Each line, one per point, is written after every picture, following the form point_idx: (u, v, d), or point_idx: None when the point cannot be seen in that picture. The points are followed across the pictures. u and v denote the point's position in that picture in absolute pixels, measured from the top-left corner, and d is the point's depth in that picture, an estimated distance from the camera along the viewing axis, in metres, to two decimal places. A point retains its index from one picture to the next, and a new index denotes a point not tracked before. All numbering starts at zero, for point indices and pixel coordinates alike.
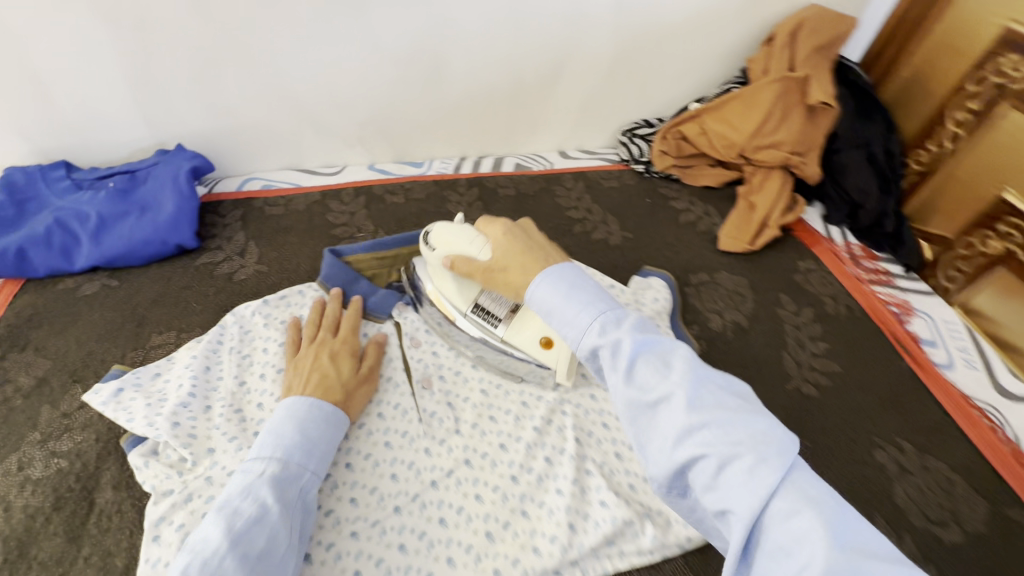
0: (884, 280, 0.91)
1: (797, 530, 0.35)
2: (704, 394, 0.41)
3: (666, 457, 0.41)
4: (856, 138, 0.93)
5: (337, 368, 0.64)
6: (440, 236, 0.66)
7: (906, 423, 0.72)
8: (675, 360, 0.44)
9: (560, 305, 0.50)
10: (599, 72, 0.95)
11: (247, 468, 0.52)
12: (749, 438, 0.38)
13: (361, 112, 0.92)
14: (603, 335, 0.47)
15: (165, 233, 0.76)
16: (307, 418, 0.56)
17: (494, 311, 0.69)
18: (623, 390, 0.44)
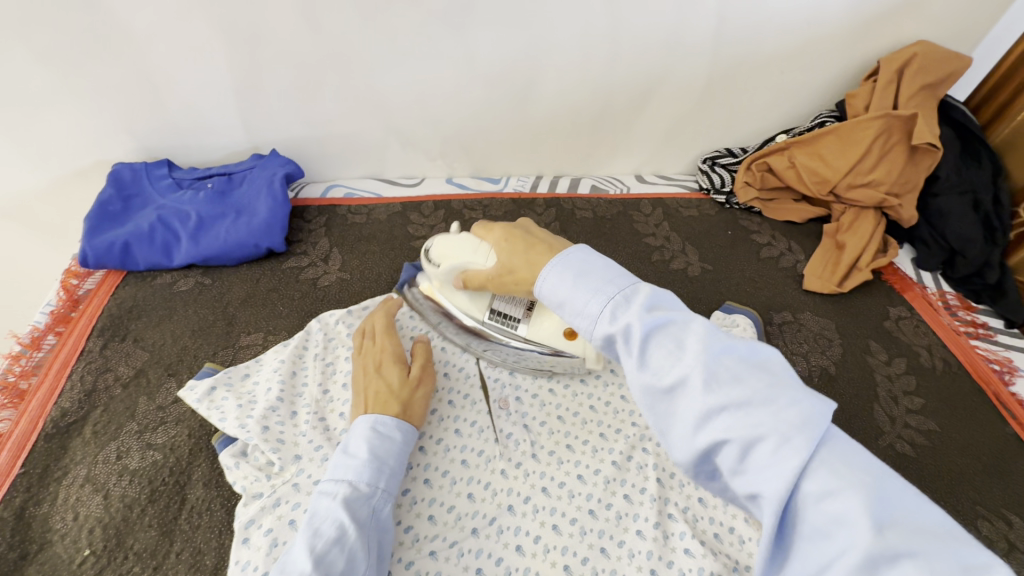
0: (982, 334, 0.85)
1: (831, 511, 0.33)
2: (719, 371, 0.38)
3: (688, 443, 0.39)
4: (961, 183, 0.89)
5: (386, 377, 0.63)
6: (440, 251, 0.67)
7: (1014, 495, 0.66)
8: (688, 338, 0.41)
9: (571, 294, 0.48)
10: (687, 98, 0.94)
11: (322, 490, 0.52)
12: (772, 417, 0.36)
13: (447, 127, 0.93)
14: (614, 321, 0.44)
15: (258, 236, 0.78)
16: (374, 435, 0.56)
17: (511, 313, 0.69)
18: (636, 375, 0.42)
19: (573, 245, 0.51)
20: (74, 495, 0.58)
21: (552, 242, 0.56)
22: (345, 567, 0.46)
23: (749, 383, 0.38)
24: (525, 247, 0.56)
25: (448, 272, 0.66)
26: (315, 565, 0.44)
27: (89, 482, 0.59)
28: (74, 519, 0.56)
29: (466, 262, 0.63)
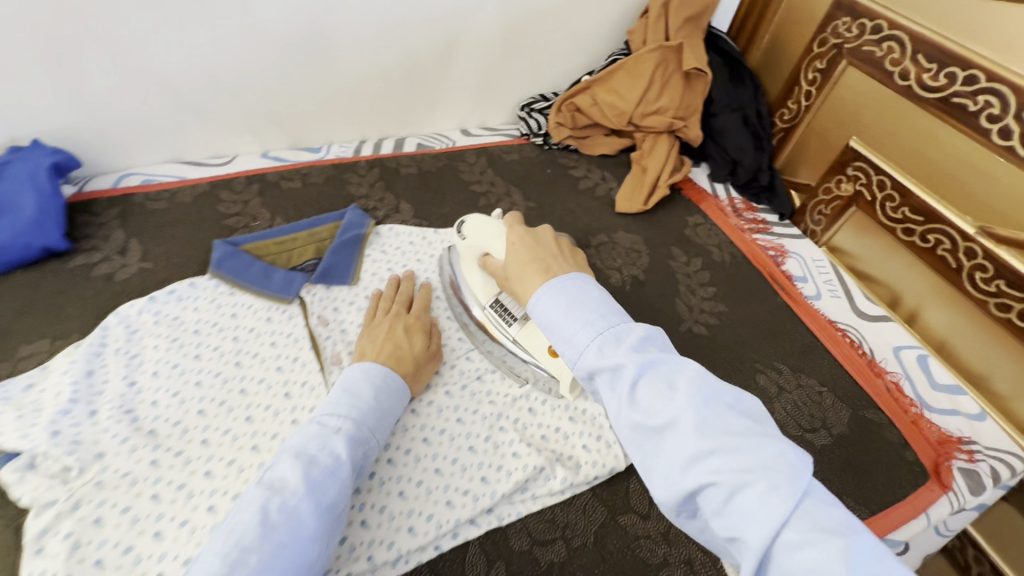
0: (762, 228, 1.00)
1: (808, 562, 0.36)
2: (711, 417, 0.43)
3: (674, 484, 0.42)
4: (731, 103, 1.03)
5: (410, 341, 0.67)
6: (473, 228, 0.71)
7: (783, 350, 0.80)
8: (679, 379, 0.45)
9: (561, 320, 0.53)
10: (490, 48, 0.97)
11: (322, 422, 0.54)
12: (760, 465, 0.40)
13: (247, 98, 0.88)
14: (602, 355, 0.49)
15: (26, 235, 0.70)
16: (382, 387, 0.60)
17: (511, 309, 0.71)
18: (624, 414, 0.46)
19: (572, 272, 0.57)
20: None
21: (560, 259, 0.61)
22: (335, 498, 0.48)
23: (735, 429, 0.42)
24: (532, 260, 0.61)
25: (477, 247, 0.71)
26: (310, 491, 0.47)
27: None
28: None
29: (487, 245, 0.69)
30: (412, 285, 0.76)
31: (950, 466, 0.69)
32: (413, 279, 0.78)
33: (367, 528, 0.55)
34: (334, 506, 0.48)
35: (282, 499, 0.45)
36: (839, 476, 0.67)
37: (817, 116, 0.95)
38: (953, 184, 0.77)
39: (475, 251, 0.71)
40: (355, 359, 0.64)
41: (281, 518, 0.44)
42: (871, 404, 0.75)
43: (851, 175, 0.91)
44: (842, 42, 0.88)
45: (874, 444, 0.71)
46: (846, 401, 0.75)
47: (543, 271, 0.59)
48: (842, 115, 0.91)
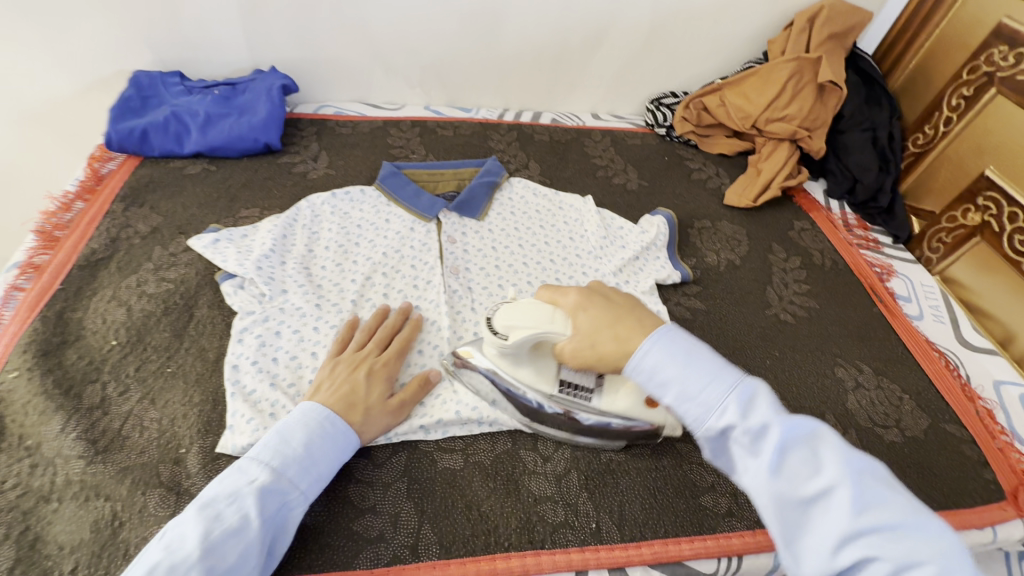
0: (872, 246, 1.01)
1: None
2: (863, 492, 0.39)
3: (823, 562, 0.39)
4: (863, 121, 1.04)
5: (370, 386, 0.63)
6: (504, 321, 0.60)
7: (868, 351, 0.82)
8: (824, 450, 0.42)
9: (681, 373, 0.47)
10: (635, 41, 1.09)
11: (241, 471, 0.52)
12: (919, 542, 0.37)
13: (425, 58, 1.07)
14: (744, 420, 0.44)
15: (257, 132, 0.92)
16: (316, 432, 0.56)
17: (582, 385, 0.64)
18: (767, 482, 0.42)
19: (668, 323, 0.51)
20: (101, 307, 0.70)
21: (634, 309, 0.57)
22: (234, 563, 0.46)
23: (889, 504, 0.39)
24: (609, 317, 0.56)
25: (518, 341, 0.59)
26: (204, 554, 0.45)
27: (114, 299, 0.72)
28: (102, 322, 0.69)
29: (542, 333, 0.58)
30: (402, 319, 0.72)
31: None
32: (410, 313, 0.74)
33: (460, 394, 0.67)
34: (234, 567, 0.46)
35: (171, 564, 0.44)
36: (904, 471, 0.68)
37: (954, 143, 0.95)
38: None
39: (523, 344, 0.59)
40: (309, 393, 0.61)
41: None
42: (955, 420, 0.75)
43: (981, 204, 0.90)
44: (996, 70, 0.88)
45: (949, 454, 0.71)
46: (926, 411, 0.75)
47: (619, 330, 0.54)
48: (982, 143, 0.90)
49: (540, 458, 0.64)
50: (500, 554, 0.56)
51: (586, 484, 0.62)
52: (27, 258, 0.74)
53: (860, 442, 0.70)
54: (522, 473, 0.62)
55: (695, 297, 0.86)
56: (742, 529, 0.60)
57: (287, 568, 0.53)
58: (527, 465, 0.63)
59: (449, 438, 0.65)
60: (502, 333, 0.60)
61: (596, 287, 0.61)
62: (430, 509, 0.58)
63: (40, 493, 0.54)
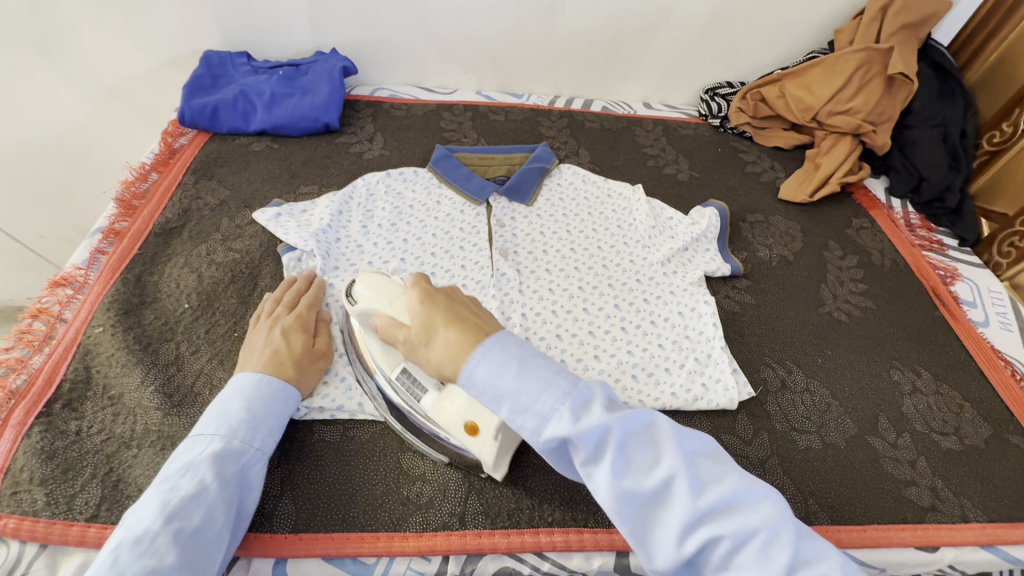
0: (935, 247, 0.96)
1: None
2: (694, 471, 0.41)
3: (673, 554, 0.40)
4: (933, 117, 1.00)
5: (290, 342, 0.63)
6: (362, 294, 0.61)
7: (926, 356, 0.79)
8: (660, 441, 0.42)
9: (516, 384, 0.44)
10: (693, 29, 1.07)
11: (190, 444, 0.51)
12: (747, 514, 0.39)
13: (480, 43, 1.07)
14: (578, 423, 0.41)
15: (319, 112, 0.95)
16: (256, 395, 0.56)
17: (421, 380, 0.58)
18: (612, 487, 0.40)
19: (500, 330, 0.47)
20: (175, 273, 0.75)
21: (461, 314, 0.50)
22: (199, 526, 0.46)
23: (719, 477, 0.41)
24: (453, 319, 0.50)
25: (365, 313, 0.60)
26: (166, 522, 0.44)
27: (186, 266, 0.76)
28: (176, 287, 0.73)
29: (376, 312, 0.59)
30: (306, 287, 0.71)
31: None
32: (313, 279, 0.73)
33: None
34: (202, 530, 0.46)
35: (132, 540, 0.43)
36: (962, 480, 0.66)
37: None
38: None
39: (364, 318, 0.60)
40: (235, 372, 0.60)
41: (133, 556, 0.42)
42: (1018, 431, 0.72)
43: None
44: None
45: (1011, 465, 0.68)
46: (987, 420, 0.72)
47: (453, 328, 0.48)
48: None
49: None
50: (542, 529, 0.57)
51: None
52: (109, 224, 0.80)
53: (915, 446, 0.68)
54: None
55: (745, 291, 0.84)
56: None
57: (345, 525, 0.56)
58: None
59: None
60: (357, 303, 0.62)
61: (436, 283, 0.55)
62: (477, 481, 0.60)
63: (122, 439, 0.59)
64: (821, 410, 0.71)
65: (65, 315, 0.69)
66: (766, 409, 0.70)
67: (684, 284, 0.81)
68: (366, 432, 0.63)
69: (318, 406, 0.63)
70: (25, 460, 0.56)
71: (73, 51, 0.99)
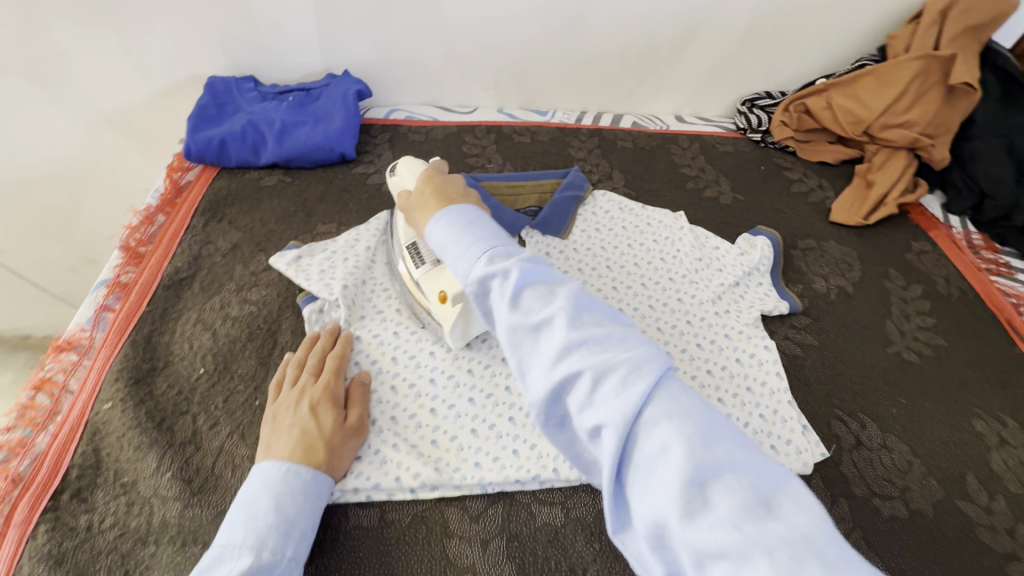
0: (1003, 272, 0.89)
1: (661, 438, 0.35)
2: (585, 317, 0.43)
3: (545, 377, 0.41)
4: (995, 127, 0.93)
5: (319, 419, 0.57)
6: (404, 168, 0.73)
7: (1009, 400, 0.72)
8: (561, 291, 0.45)
9: (454, 240, 0.52)
10: (730, 38, 0.99)
11: (215, 561, 0.46)
12: (624, 355, 0.40)
13: (502, 59, 1.00)
14: (492, 265, 0.47)
15: (334, 141, 0.88)
16: (285, 491, 0.51)
17: (421, 253, 0.70)
18: (508, 314, 0.44)
19: (469, 204, 0.55)
20: (187, 331, 0.69)
21: (465, 200, 0.61)
22: None
23: (626, 342, 0.42)
24: (439, 195, 0.61)
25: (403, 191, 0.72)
26: None
27: (200, 322, 0.70)
28: (189, 347, 0.67)
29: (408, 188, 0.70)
30: (333, 343, 0.65)
31: None
32: (337, 331, 0.67)
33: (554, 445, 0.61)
34: None
35: None
36: None
37: None
38: None
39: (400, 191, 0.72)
40: (260, 455, 0.55)
41: None
42: None
43: None
44: None
45: None
46: None
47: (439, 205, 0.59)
48: None
49: None
50: None
51: None
52: (114, 276, 0.74)
53: (1010, 511, 0.62)
54: None
55: (804, 331, 0.77)
56: None
57: None
58: None
59: (547, 489, 0.60)
60: (395, 174, 0.74)
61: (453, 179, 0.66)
62: (532, 572, 0.54)
63: (138, 535, 0.53)
64: (902, 470, 0.64)
65: (70, 386, 0.63)
66: (842, 471, 0.63)
67: (739, 326, 0.75)
68: (406, 516, 0.57)
69: (351, 488, 0.57)
70: (31, 566, 0.50)
71: (70, 80, 0.93)
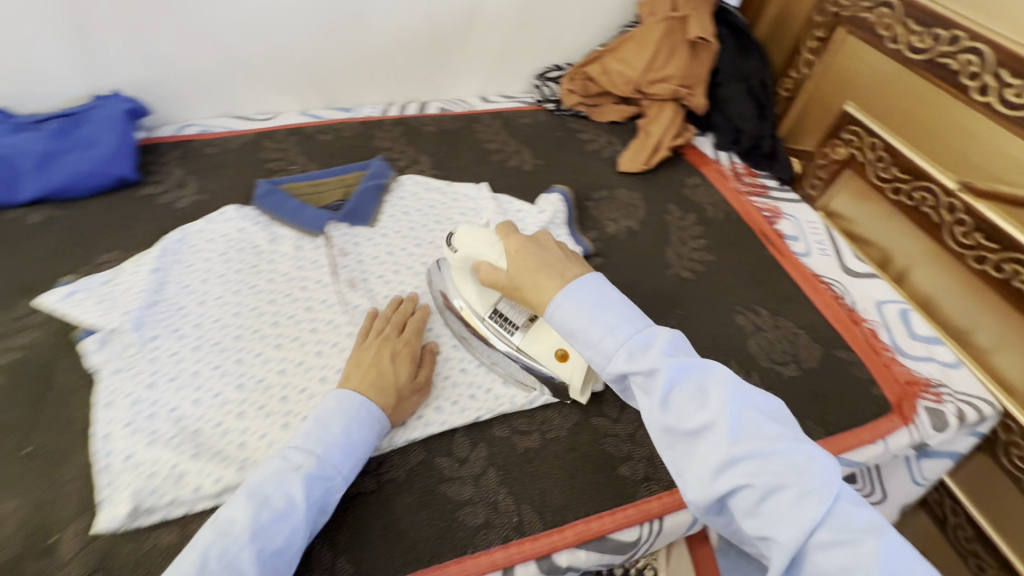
0: (760, 192, 1.05)
1: (839, 561, 0.39)
2: (744, 422, 0.45)
3: (706, 486, 0.45)
4: (737, 72, 1.09)
5: (397, 370, 0.63)
6: (462, 241, 0.68)
7: (764, 294, 0.85)
8: (710, 386, 0.47)
9: (585, 327, 0.53)
10: (507, 18, 1.07)
11: (286, 455, 0.53)
12: (792, 471, 0.42)
13: (290, 60, 1.00)
14: (634, 362, 0.49)
15: (107, 166, 0.84)
16: (353, 418, 0.57)
17: (512, 319, 0.69)
18: (659, 417, 0.47)
19: (589, 273, 0.56)
20: None
21: (567, 261, 0.59)
22: (280, 545, 0.48)
23: (768, 433, 0.45)
24: (543, 265, 0.58)
25: (467, 257, 0.68)
26: (251, 537, 0.46)
27: None
28: None
29: (479, 254, 0.66)
30: (413, 305, 0.73)
31: (914, 403, 0.74)
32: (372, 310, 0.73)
33: None
34: (280, 551, 0.48)
35: (222, 547, 0.45)
36: (804, 402, 0.72)
37: (817, 82, 1.00)
38: (952, 150, 0.79)
39: (466, 261, 0.68)
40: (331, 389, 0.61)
41: (217, 567, 0.44)
42: (845, 346, 0.80)
43: (845, 138, 0.95)
44: (840, 10, 0.93)
45: (841, 378, 0.76)
46: (819, 341, 0.80)
47: (557, 275, 0.56)
48: (839, 81, 0.96)
49: (455, 462, 0.62)
50: (419, 570, 0.55)
51: (504, 479, 0.62)
52: None
53: (762, 383, 0.74)
54: (438, 481, 0.61)
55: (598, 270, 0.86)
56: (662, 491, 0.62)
57: None
58: (443, 472, 0.61)
59: None
60: (458, 249, 0.69)
61: (534, 236, 0.63)
62: (344, 540, 0.56)
63: None
64: None
65: None
66: None
67: None
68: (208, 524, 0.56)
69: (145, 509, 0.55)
70: None
71: None
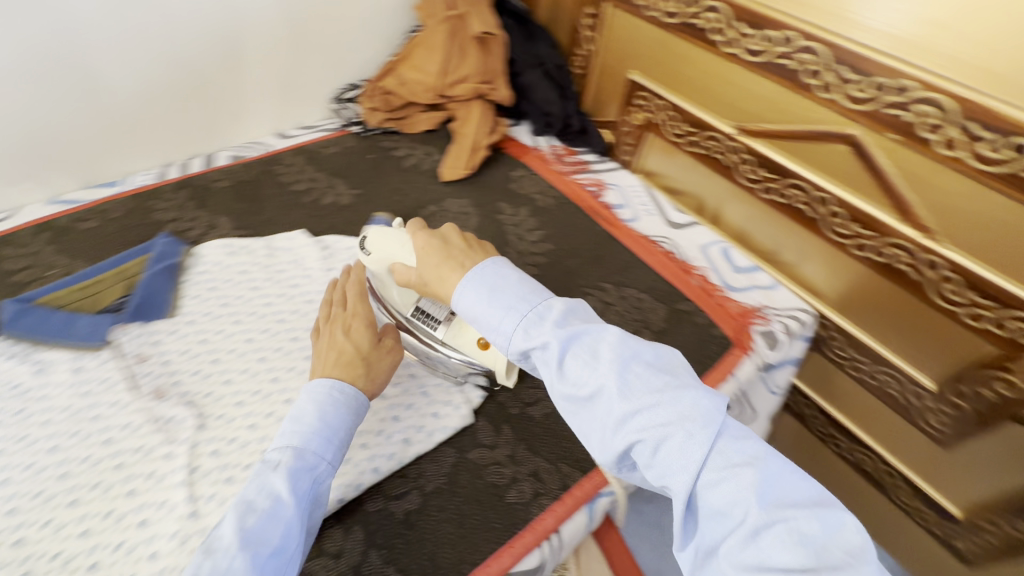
0: (582, 168, 1.08)
1: (726, 498, 0.43)
2: (631, 378, 0.48)
3: (608, 444, 0.48)
4: (531, 58, 1.09)
5: (354, 342, 0.63)
6: (374, 240, 0.69)
7: (606, 269, 0.88)
8: (603, 347, 0.50)
9: (481, 310, 0.55)
10: (278, 46, 0.98)
11: (267, 459, 0.54)
12: (677, 416, 0.46)
13: (10, 143, 0.81)
14: (530, 338, 0.52)
15: None
16: (326, 403, 0.57)
17: (434, 314, 0.71)
18: (560, 385, 0.51)
19: (489, 259, 0.57)
20: None
21: (469, 252, 0.60)
22: (278, 542, 0.48)
23: (657, 385, 0.48)
24: (439, 254, 0.60)
25: (381, 259, 0.70)
26: (242, 543, 0.47)
27: None
28: None
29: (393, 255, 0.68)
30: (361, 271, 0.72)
31: (749, 332, 0.81)
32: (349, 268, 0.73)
33: None
34: (279, 549, 0.48)
35: (213, 560, 0.46)
36: None
37: (602, 57, 1.05)
38: (723, 99, 0.86)
39: (382, 262, 0.70)
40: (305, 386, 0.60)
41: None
42: (684, 297, 0.85)
43: (639, 104, 1.01)
44: None
45: (686, 329, 0.81)
46: (663, 300, 0.84)
47: (458, 268, 0.58)
48: (618, 53, 1.01)
49: (328, 559, 0.55)
50: None
51: (387, 556, 0.56)
52: None
53: None
54: None
55: None
56: (552, 505, 0.61)
57: None
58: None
59: None
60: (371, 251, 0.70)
61: (439, 231, 0.63)
62: None
63: None
64: None
65: None
66: (498, 402, 0.70)
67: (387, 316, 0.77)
68: None
69: None
70: None
71: None
